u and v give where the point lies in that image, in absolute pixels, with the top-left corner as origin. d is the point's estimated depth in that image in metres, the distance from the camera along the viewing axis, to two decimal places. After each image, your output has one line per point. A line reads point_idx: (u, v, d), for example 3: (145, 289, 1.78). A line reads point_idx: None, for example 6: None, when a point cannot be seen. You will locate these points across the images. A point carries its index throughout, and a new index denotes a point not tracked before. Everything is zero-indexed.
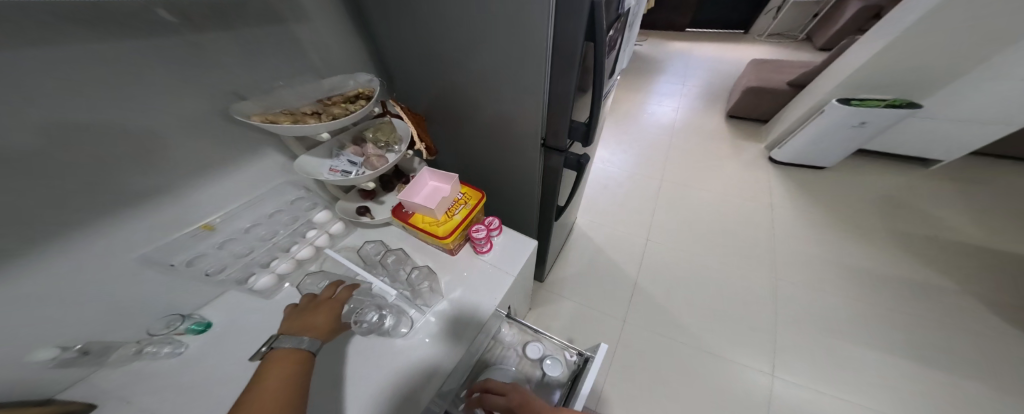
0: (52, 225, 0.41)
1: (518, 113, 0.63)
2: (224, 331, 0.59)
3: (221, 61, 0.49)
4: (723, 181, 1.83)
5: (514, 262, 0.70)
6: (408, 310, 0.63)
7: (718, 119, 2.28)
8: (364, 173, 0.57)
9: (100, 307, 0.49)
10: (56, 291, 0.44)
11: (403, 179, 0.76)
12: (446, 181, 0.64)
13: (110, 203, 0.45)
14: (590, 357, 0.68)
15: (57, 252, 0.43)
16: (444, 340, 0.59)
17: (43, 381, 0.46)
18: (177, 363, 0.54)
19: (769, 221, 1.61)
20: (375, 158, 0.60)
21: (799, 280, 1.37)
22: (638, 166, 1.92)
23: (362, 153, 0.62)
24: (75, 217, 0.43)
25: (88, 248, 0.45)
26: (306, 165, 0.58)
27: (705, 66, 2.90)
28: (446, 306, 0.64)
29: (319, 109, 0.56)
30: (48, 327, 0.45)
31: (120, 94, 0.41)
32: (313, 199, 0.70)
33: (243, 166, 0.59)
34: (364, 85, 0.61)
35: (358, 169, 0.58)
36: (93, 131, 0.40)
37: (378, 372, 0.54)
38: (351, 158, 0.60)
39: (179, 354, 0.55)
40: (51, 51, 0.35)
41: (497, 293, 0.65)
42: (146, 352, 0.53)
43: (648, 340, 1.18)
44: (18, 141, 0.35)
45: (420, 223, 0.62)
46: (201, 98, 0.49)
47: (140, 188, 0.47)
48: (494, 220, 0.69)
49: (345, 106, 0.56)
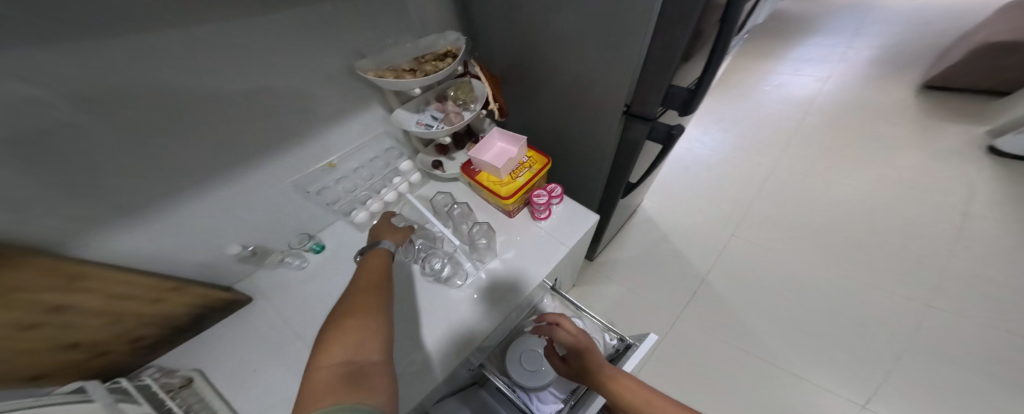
0: (241, 160, 0.55)
1: (606, 78, 0.58)
2: (334, 254, 0.73)
3: (347, 27, 0.55)
4: (863, 179, 1.44)
5: (571, 234, 0.70)
6: (465, 263, 0.69)
7: (888, 94, 1.75)
8: (442, 128, 0.61)
9: (262, 222, 0.66)
10: (240, 207, 0.60)
11: (473, 138, 0.79)
12: (514, 143, 0.64)
13: (271, 146, 0.57)
14: (633, 344, 0.67)
15: (243, 180, 0.57)
16: (496, 294, 0.64)
17: (229, 269, 0.65)
18: (304, 273, 0.71)
19: (925, 236, 1.24)
20: (452, 115, 0.63)
21: (954, 317, 1.06)
22: (741, 149, 1.63)
23: (443, 109, 0.66)
24: (252, 155, 0.56)
25: (259, 178, 0.59)
26: (397, 118, 0.64)
27: (877, 22, 2.18)
28: (499, 265, 0.68)
29: (414, 67, 0.60)
30: (236, 233, 0.62)
31: (282, 58, 0.50)
32: (399, 150, 0.78)
33: (354, 121, 0.68)
34: (452, 45, 0.63)
35: (438, 124, 0.63)
36: (263, 88, 0.51)
37: (439, 308, 0.62)
38: (433, 114, 0.65)
39: (303, 267, 0.72)
40: (247, 23, 0.44)
41: (550, 260, 0.67)
42: (285, 261, 0.71)
43: (714, 342, 1.09)
44: (222, 95, 0.47)
45: (485, 181, 0.64)
46: (331, 62, 0.57)
47: (288, 135, 0.59)
48: (556, 188, 0.68)
49: (435, 64, 0.59)
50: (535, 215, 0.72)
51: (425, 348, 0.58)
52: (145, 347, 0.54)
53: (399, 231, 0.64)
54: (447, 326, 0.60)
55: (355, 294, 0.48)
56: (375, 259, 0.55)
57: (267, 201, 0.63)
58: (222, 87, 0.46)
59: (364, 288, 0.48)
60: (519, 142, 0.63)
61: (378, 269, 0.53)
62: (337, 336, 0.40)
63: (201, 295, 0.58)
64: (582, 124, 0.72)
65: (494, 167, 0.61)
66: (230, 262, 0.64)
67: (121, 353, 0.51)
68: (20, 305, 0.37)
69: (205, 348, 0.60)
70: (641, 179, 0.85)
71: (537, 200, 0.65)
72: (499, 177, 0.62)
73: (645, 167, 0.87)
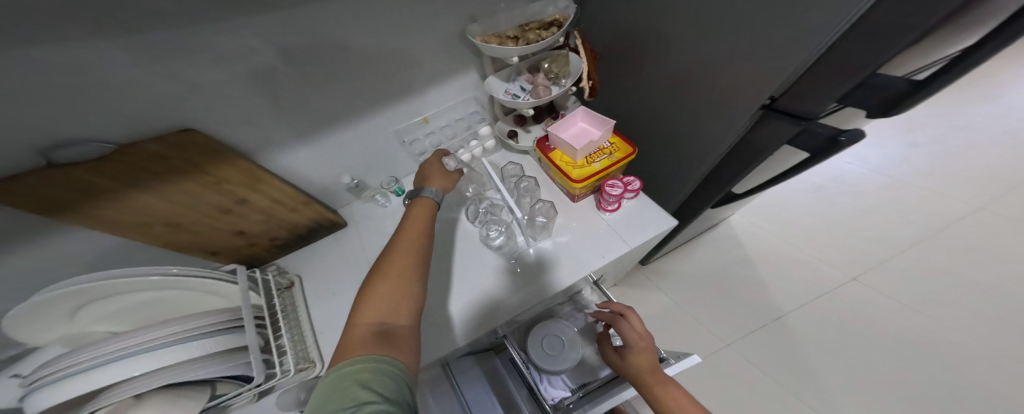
0: (353, 108, 0.62)
1: (739, 66, 0.49)
2: None
3: None
4: None
5: (637, 234, 0.66)
6: (517, 236, 0.70)
7: None
8: (528, 100, 0.61)
9: (363, 164, 0.75)
10: (349, 147, 0.69)
11: (553, 114, 0.77)
12: (600, 126, 0.62)
13: (379, 98, 0.63)
14: (667, 361, 0.62)
15: (354, 125, 0.66)
16: (544, 271, 0.65)
17: (334, 196, 0.78)
18: (385, 211, 0.81)
19: None
20: (541, 88, 0.62)
21: None
22: (894, 188, 1.30)
23: (533, 81, 0.65)
24: (363, 106, 0.63)
25: (366, 125, 0.67)
26: (489, 84, 0.65)
27: None
28: (550, 246, 0.68)
29: (518, 34, 0.59)
30: (342, 168, 0.73)
31: (395, 16, 0.53)
32: (481, 115, 0.81)
33: (450, 82, 0.71)
34: (561, 13, 0.60)
35: (525, 96, 0.63)
36: (377, 44, 0.55)
37: (488, 269, 0.67)
38: (523, 85, 0.65)
39: (385, 206, 0.82)
40: None
41: (607, 254, 0.65)
42: (376, 198, 0.81)
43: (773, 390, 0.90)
44: (343, 46, 0.52)
45: (558, 160, 0.63)
46: (437, 22, 0.58)
47: (393, 90, 0.64)
48: (634, 181, 0.64)
49: (539, 32, 0.57)
50: (602, 207, 0.69)
51: (471, 300, 0.63)
52: (279, 247, 0.70)
53: (446, 175, 0.68)
54: (490, 292, 0.64)
55: (392, 253, 0.52)
56: (419, 207, 0.60)
57: (369, 146, 0.72)
58: (340, 36, 0.50)
59: (401, 248, 0.52)
60: (605, 125, 0.60)
61: (417, 228, 0.56)
62: (371, 298, 0.45)
63: (315, 210, 0.69)
64: (689, 120, 0.64)
65: (570, 146, 0.59)
66: (336, 192, 0.77)
67: (263, 247, 0.67)
68: (223, 191, 0.53)
69: (308, 256, 0.74)
70: (749, 193, 0.73)
71: (609, 190, 0.62)
72: (572, 158, 0.60)
73: (753, 186, 0.74)
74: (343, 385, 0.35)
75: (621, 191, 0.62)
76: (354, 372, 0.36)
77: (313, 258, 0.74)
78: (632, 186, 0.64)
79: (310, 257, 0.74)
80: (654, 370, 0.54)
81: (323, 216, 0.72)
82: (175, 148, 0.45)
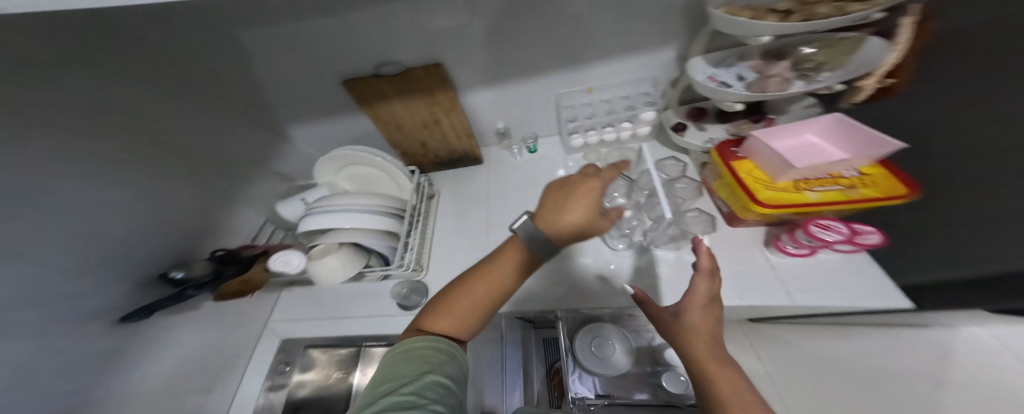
0: (514, 69, 0.71)
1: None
2: (538, 159, 0.92)
3: None
4: None
5: (807, 296, 0.55)
6: (637, 237, 0.69)
7: None
8: (742, 92, 0.57)
9: (512, 117, 0.85)
10: (507, 99, 0.79)
11: (755, 115, 0.68)
12: (854, 151, 0.54)
13: (538, 64, 0.70)
14: None
15: (512, 83, 0.75)
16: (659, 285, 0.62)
17: (483, 135, 0.93)
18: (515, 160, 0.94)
19: None
20: (773, 80, 0.56)
21: None
22: None
23: (760, 70, 0.59)
24: (521, 68, 0.71)
25: (523, 84, 0.75)
26: (693, 63, 0.63)
27: None
28: (668, 257, 0.65)
29: (791, 7, 0.48)
30: (495, 115, 0.85)
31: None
32: (658, 97, 0.73)
33: (619, 59, 0.68)
34: None
35: (740, 84, 0.58)
36: (543, 20, 0.60)
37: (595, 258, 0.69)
38: (740, 72, 0.60)
39: (517, 156, 0.94)
40: None
41: (747, 299, 0.56)
42: (512, 147, 0.94)
43: None
44: (515, 17, 0.60)
45: (744, 174, 0.58)
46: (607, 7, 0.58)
47: (552, 61, 0.69)
48: (872, 233, 0.52)
49: (834, 7, 0.44)
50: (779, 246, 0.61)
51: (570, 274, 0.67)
52: (438, 164, 0.96)
53: (600, 214, 0.48)
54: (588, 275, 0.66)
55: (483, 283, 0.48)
56: (511, 250, 0.50)
57: (522, 102, 0.80)
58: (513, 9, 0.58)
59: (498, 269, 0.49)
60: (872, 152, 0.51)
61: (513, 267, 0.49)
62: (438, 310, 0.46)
63: (469, 144, 0.88)
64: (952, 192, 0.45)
65: (788, 162, 0.52)
66: (485, 133, 0.92)
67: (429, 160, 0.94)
68: (427, 109, 0.78)
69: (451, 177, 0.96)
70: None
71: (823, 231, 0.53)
72: (776, 177, 0.55)
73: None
74: (404, 364, 0.40)
75: (846, 237, 0.53)
76: (417, 349, 0.41)
77: (455, 183, 0.95)
78: (862, 239, 0.53)
79: (452, 183, 0.95)
80: (711, 341, 0.38)
81: (472, 150, 0.91)
82: (427, 73, 0.68)
